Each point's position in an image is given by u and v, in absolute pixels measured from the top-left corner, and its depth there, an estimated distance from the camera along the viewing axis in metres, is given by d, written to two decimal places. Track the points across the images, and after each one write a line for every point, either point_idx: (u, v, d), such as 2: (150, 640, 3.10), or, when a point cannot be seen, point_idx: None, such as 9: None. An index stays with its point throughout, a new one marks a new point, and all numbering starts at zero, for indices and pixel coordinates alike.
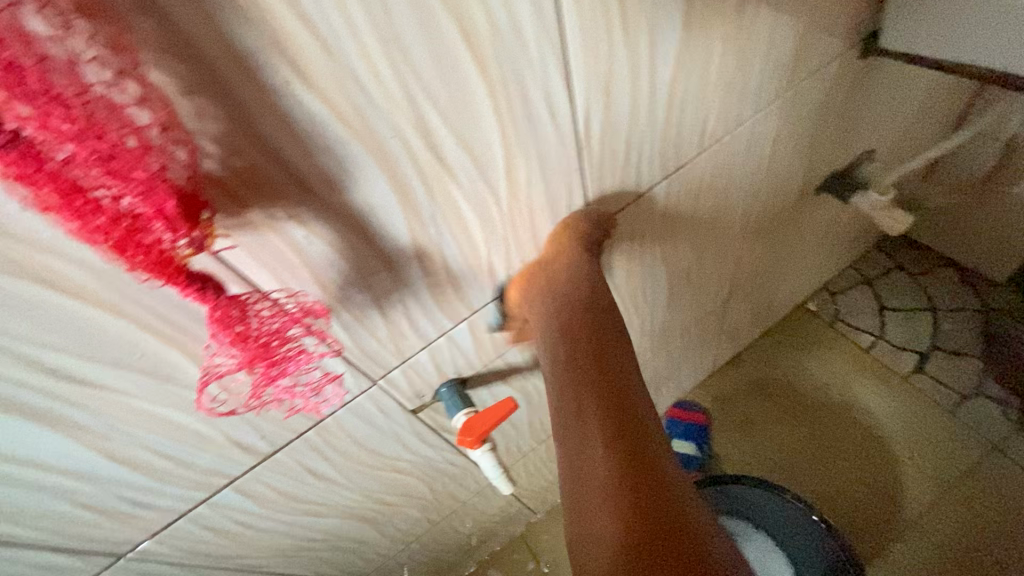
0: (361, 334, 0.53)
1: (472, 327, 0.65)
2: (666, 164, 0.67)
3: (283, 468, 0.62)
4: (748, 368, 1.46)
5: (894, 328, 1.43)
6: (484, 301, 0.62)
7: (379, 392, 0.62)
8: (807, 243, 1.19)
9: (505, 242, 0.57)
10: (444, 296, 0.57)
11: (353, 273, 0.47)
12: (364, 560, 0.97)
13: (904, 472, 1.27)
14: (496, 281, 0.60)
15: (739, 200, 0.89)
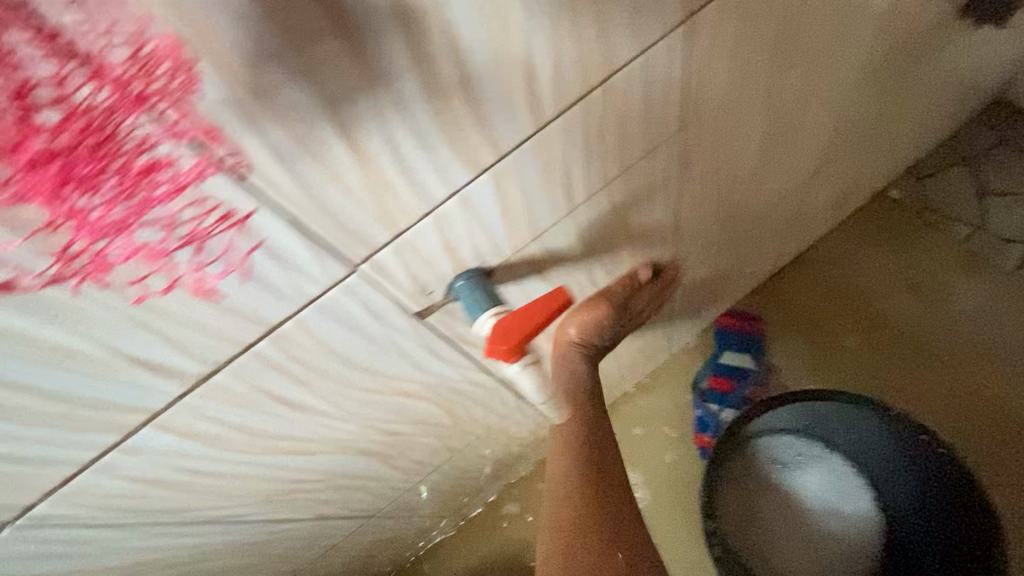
0: (312, 177, 0.31)
1: (502, 188, 0.42)
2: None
3: (232, 397, 0.43)
4: (816, 268, 1.23)
5: (998, 216, 1.19)
6: (519, 140, 0.39)
7: (364, 286, 0.41)
8: (920, 99, 0.92)
9: (557, 23, 0.33)
10: (456, 121, 0.34)
11: (272, 33, 0.24)
12: (376, 499, 0.82)
13: (1000, 380, 1.09)
14: (537, 103, 0.37)
15: (877, 18, 0.61)
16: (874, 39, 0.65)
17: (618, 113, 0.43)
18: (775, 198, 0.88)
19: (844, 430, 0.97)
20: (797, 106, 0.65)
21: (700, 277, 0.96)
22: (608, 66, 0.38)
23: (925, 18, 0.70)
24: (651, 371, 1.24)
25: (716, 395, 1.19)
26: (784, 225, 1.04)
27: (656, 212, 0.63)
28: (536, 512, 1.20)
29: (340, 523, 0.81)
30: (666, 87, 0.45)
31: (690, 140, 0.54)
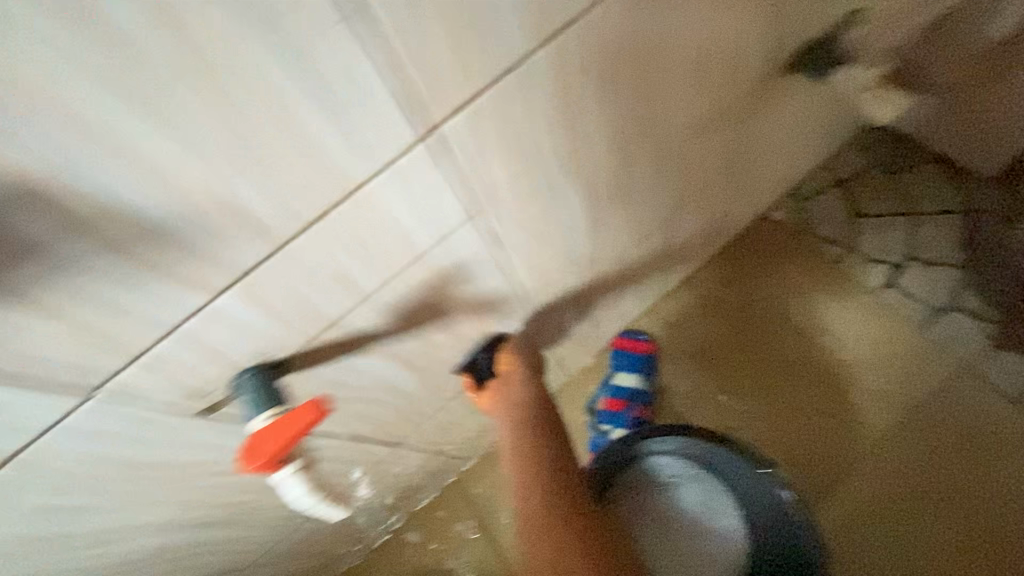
0: (26, 303, 0.37)
1: (259, 290, 0.46)
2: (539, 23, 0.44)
3: (21, 473, 0.48)
4: (704, 290, 1.29)
5: (868, 237, 1.26)
6: (257, 252, 0.44)
7: (134, 379, 0.46)
8: (772, 138, 0.97)
9: (244, 163, 0.38)
10: (169, 246, 0.40)
11: None
12: (249, 541, 0.85)
13: (867, 397, 1.15)
14: (260, 221, 0.42)
15: (681, 88, 0.65)
16: (684, 106, 0.69)
17: (377, 213, 0.47)
18: (635, 240, 0.92)
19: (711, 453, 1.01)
20: (615, 170, 0.68)
21: (573, 313, 1.00)
22: (344, 177, 0.42)
23: (741, 79, 0.74)
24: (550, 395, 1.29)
25: (608, 417, 1.22)
26: (658, 257, 1.08)
27: (482, 279, 0.65)
28: (437, 540, 1.23)
29: (209, 562, 0.84)
30: (426, 182, 0.48)
31: (490, 216, 0.57)
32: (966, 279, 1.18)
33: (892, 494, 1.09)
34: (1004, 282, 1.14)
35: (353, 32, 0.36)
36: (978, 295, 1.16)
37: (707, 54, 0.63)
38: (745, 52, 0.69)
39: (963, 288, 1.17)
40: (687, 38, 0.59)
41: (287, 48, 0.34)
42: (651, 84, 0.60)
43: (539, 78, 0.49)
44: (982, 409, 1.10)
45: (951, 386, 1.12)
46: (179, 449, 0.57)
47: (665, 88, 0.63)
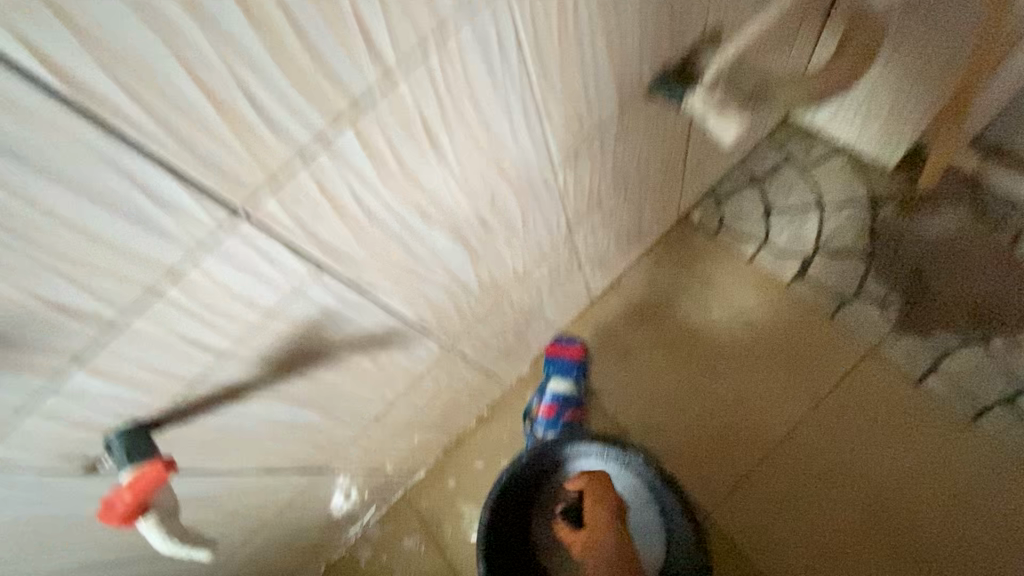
0: None
1: (110, 382, 0.50)
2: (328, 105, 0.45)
3: None
4: (628, 292, 1.34)
5: (779, 230, 1.31)
6: (97, 357, 0.47)
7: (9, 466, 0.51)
8: (661, 153, 1.01)
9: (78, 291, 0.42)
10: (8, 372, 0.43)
11: None
12: (189, 565, 0.93)
13: (780, 387, 1.21)
14: (97, 335, 0.45)
15: (525, 134, 0.68)
16: (538, 141, 0.71)
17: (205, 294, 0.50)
18: (532, 259, 0.96)
19: (624, 456, 1.07)
20: (475, 208, 0.71)
21: (486, 332, 1.04)
22: (161, 275, 0.45)
23: (600, 107, 0.76)
24: (488, 405, 1.33)
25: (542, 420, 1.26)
26: (569, 269, 1.12)
27: (352, 322, 0.69)
28: (387, 550, 1.31)
29: None
30: (260, 262, 0.51)
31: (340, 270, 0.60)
32: (875, 264, 1.23)
33: (804, 477, 1.16)
34: (905, 266, 1.20)
35: (152, 170, 0.39)
36: (882, 280, 1.21)
37: (546, 101, 0.65)
38: (594, 84, 0.70)
39: (867, 275, 1.22)
40: (515, 88, 0.60)
41: (91, 194, 0.37)
42: (488, 131, 0.62)
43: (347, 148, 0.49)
44: (886, 391, 1.16)
45: (855, 372, 1.18)
46: (76, 508, 0.63)
47: (506, 131, 0.64)
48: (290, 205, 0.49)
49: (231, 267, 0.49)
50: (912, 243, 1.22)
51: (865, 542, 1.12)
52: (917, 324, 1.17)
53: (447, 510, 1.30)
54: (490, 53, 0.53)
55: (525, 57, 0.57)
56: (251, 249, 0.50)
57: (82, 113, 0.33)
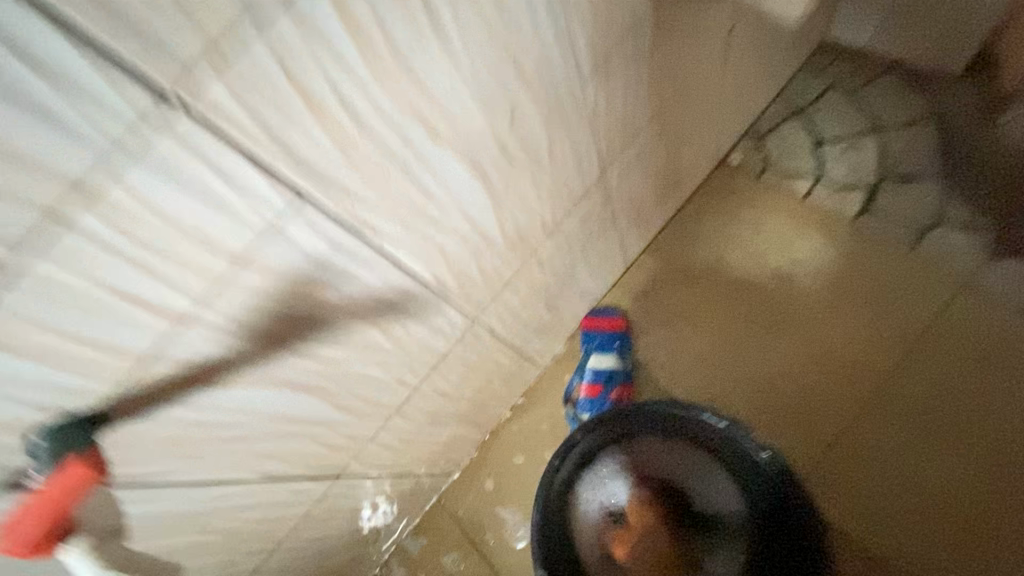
0: None
1: (25, 355, 0.37)
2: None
3: None
4: (670, 250, 1.18)
5: (833, 163, 1.15)
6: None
7: None
8: (699, 72, 0.86)
9: None
10: None
11: None
12: None
13: (861, 335, 1.04)
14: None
15: (548, 25, 0.54)
16: (564, 43, 0.57)
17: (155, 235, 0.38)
18: (562, 209, 0.81)
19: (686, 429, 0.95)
20: (495, 132, 0.58)
21: (515, 302, 0.90)
22: (71, 193, 0.33)
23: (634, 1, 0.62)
24: (522, 394, 1.18)
25: (585, 406, 1.11)
26: (602, 225, 0.98)
27: (354, 283, 0.55)
28: (425, 565, 1.16)
29: None
30: (211, 181, 0.38)
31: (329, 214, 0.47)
32: (954, 186, 1.06)
33: (902, 437, 0.99)
34: (992, 183, 1.04)
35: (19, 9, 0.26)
36: (968, 203, 1.04)
37: None
38: None
39: (948, 199, 1.06)
40: None
41: None
42: (506, 20, 0.49)
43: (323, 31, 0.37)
44: (996, 327, 0.98)
45: (950, 310, 1.01)
46: None
47: (527, 23, 0.52)
48: (246, 95, 0.36)
49: (170, 185, 0.37)
50: (997, 157, 1.05)
51: (987, 507, 0.93)
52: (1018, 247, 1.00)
53: (488, 514, 1.16)
54: None
55: None
56: (194, 161, 0.37)
57: None
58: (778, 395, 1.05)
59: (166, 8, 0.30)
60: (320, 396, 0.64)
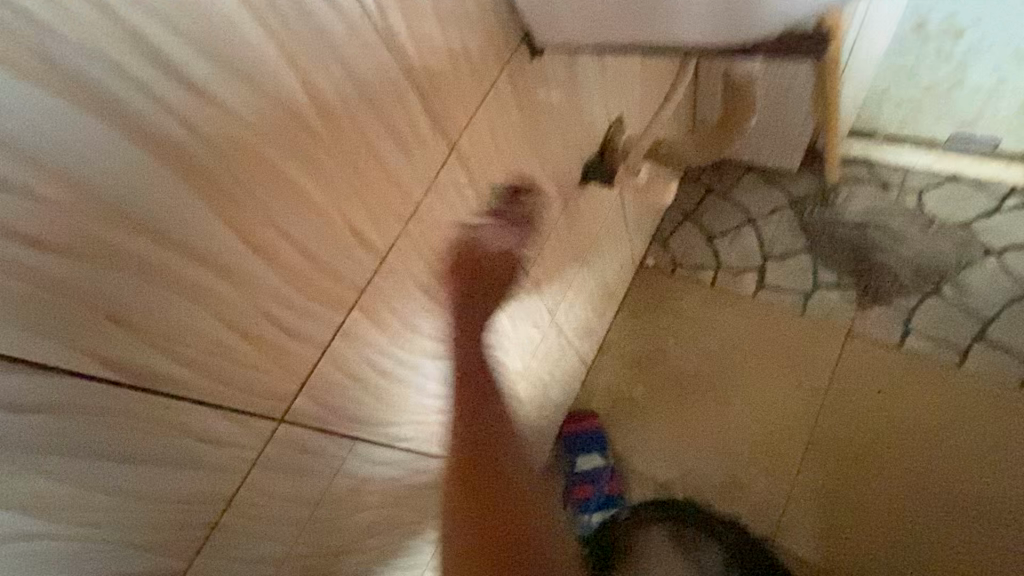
0: None
1: None
2: (341, 300, 0.52)
3: None
4: (618, 349, 1.36)
5: (727, 251, 1.38)
6: None
7: None
8: (611, 222, 1.09)
9: (146, 533, 0.45)
10: None
11: None
12: None
13: (786, 393, 1.26)
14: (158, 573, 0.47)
15: (495, 252, 0.74)
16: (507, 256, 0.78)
17: (248, 505, 0.51)
18: (530, 354, 0.99)
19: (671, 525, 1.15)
20: (470, 331, 0.76)
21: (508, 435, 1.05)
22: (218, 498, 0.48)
23: (549, 208, 0.84)
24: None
25: (582, 505, 1.24)
26: (562, 349, 1.16)
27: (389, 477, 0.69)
28: None
29: None
30: (294, 453, 0.53)
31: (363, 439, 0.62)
32: (818, 257, 1.33)
33: (841, 472, 1.19)
34: (844, 251, 1.31)
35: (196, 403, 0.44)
36: (831, 268, 1.32)
37: (502, 219, 0.73)
38: (540, 193, 0.79)
39: (817, 266, 1.32)
40: (479, 222, 0.68)
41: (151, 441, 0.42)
42: (468, 263, 0.69)
43: (354, 329, 0.55)
44: (881, 364, 1.23)
45: (844, 357, 1.25)
46: None
47: (481, 258, 0.71)
48: (310, 389, 0.52)
49: (270, 468, 0.52)
50: (842, 230, 1.33)
51: (914, 517, 1.14)
52: (876, 298, 1.27)
53: None
54: (454, 202, 0.62)
55: (480, 195, 0.66)
56: (282, 447, 0.52)
57: (134, 373, 0.39)
58: (738, 459, 1.23)
59: (268, 362, 0.48)
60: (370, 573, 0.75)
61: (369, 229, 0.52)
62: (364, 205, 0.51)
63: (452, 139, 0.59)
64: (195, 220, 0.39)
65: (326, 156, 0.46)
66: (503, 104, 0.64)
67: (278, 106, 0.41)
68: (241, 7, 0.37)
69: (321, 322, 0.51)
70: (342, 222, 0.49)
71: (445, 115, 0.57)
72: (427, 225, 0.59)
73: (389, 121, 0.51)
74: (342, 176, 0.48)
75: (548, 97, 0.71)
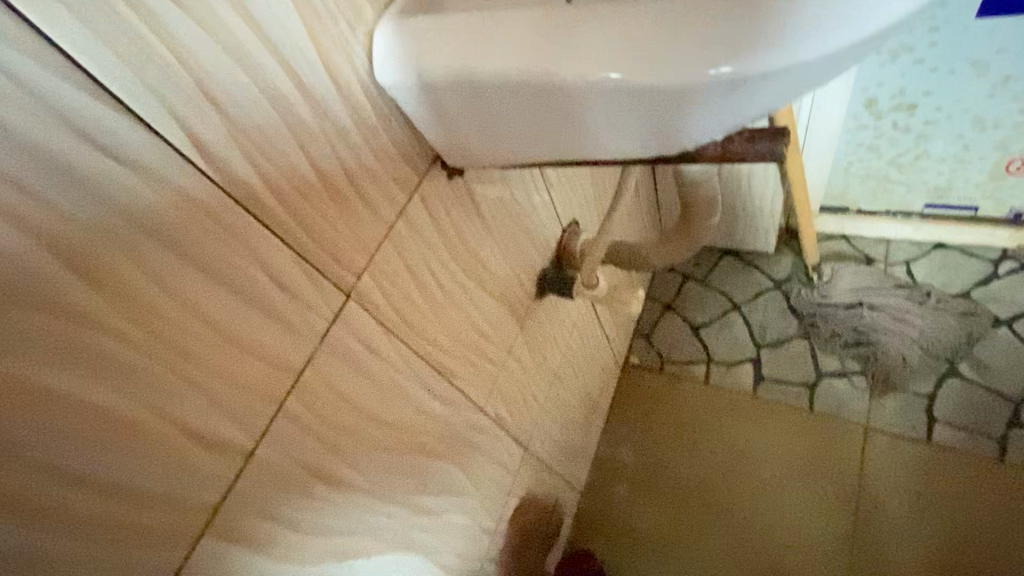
0: None
1: None
2: (188, 526, 0.37)
3: None
4: (609, 465, 1.18)
5: (714, 342, 1.25)
6: None
7: None
8: (585, 330, 0.97)
9: None
10: None
11: None
12: None
13: (809, 507, 1.09)
14: None
15: (436, 400, 0.60)
16: (450, 398, 0.63)
17: None
18: (502, 503, 0.80)
19: None
20: (408, 506, 0.59)
21: None
22: None
23: (501, 329, 0.71)
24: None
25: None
26: (547, 481, 0.97)
27: None
28: None
29: None
30: None
31: None
32: (815, 342, 1.21)
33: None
34: (843, 333, 1.20)
35: None
36: (831, 352, 1.20)
37: (440, 359, 0.60)
38: (486, 317, 0.67)
39: (816, 352, 1.20)
40: (400, 370, 0.53)
41: None
42: (394, 424, 0.54)
43: (213, 563, 0.39)
44: (912, 463, 1.08)
45: (869, 460, 1.10)
46: None
47: (411, 413, 0.56)
48: None
49: None
50: (837, 311, 1.22)
51: None
52: (889, 384, 1.14)
53: None
54: (363, 358, 0.48)
55: (400, 338, 0.52)
56: None
57: None
58: None
59: None
60: None
61: (226, 424, 0.38)
62: (215, 399, 0.37)
63: (351, 286, 0.46)
64: (13, 461, 0.29)
65: (185, 349, 0.35)
66: (422, 233, 0.52)
67: (35, 321, 0.28)
68: (10, 165, 0.27)
69: (147, 569, 0.36)
70: (181, 426, 0.36)
71: (339, 261, 0.45)
72: (327, 398, 0.45)
73: (249, 286, 0.38)
74: (149, 352, 0.33)
75: (479, 213, 0.60)
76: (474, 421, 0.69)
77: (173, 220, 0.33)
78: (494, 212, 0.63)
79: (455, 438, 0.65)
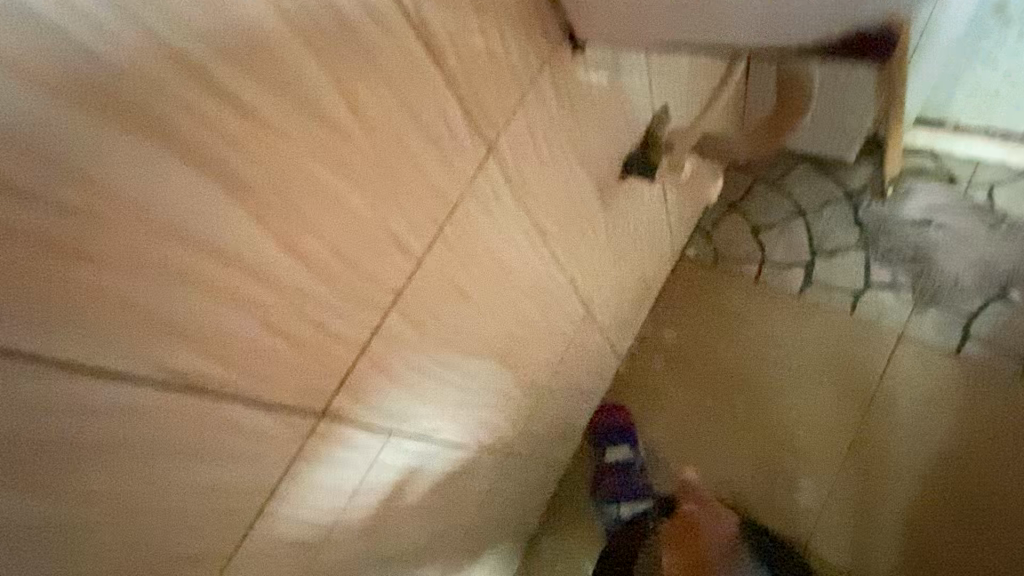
0: None
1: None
2: (381, 303, 0.52)
3: None
4: (653, 342, 1.33)
5: (772, 245, 1.32)
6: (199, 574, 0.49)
7: None
8: (654, 214, 1.06)
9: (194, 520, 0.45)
10: None
11: None
12: None
13: (828, 396, 1.22)
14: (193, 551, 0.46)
15: (531, 248, 0.73)
16: (541, 249, 0.75)
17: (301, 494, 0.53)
18: (564, 347, 0.96)
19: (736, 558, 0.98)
20: (502, 329, 0.75)
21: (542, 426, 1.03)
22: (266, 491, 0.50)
23: (588, 199, 0.81)
24: (541, 518, 1.27)
25: (609, 497, 1.21)
26: (600, 341, 1.13)
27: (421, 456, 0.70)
28: None
29: None
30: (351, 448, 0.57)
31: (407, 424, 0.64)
32: (872, 254, 1.26)
33: (948, 531, 1.12)
34: (903, 248, 1.24)
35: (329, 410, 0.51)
36: (885, 265, 1.25)
37: (539, 215, 0.71)
38: (578, 186, 0.77)
39: (870, 264, 1.26)
40: (512, 218, 0.65)
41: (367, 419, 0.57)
42: (502, 262, 0.68)
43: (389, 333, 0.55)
44: (935, 371, 1.18)
45: (895, 364, 1.21)
46: None
47: (514, 255, 0.69)
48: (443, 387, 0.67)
49: (341, 454, 0.55)
50: (903, 227, 1.25)
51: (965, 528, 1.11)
52: (934, 300, 1.20)
53: None
54: (490, 203, 0.60)
55: (515, 191, 0.64)
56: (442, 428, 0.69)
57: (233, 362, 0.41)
58: (776, 459, 1.21)
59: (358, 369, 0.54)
60: (404, 534, 0.77)
61: (408, 234, 0.51)
62: (404, 214, 0.49)
63: (491, 141, 0.56)
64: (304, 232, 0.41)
65: (392, 171, 0.46)
66: (544, 102, 0.61)
67: (323, 130, 0.39)
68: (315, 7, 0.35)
69: (360, 326, 0.50)
70: (385, 229, 0.48)
71: (486, 119, 0.54)
72: (464, 229, 0.58)
73: (430, 130, 0.48)
74: (375, 168, 0.44)
75: (589, 89, 0.68)
76: (555, 274, 0.82)
77: (397, 65, 0.42)
78: (601, 89, 0.70)
79: (541, 284, 0.79)
